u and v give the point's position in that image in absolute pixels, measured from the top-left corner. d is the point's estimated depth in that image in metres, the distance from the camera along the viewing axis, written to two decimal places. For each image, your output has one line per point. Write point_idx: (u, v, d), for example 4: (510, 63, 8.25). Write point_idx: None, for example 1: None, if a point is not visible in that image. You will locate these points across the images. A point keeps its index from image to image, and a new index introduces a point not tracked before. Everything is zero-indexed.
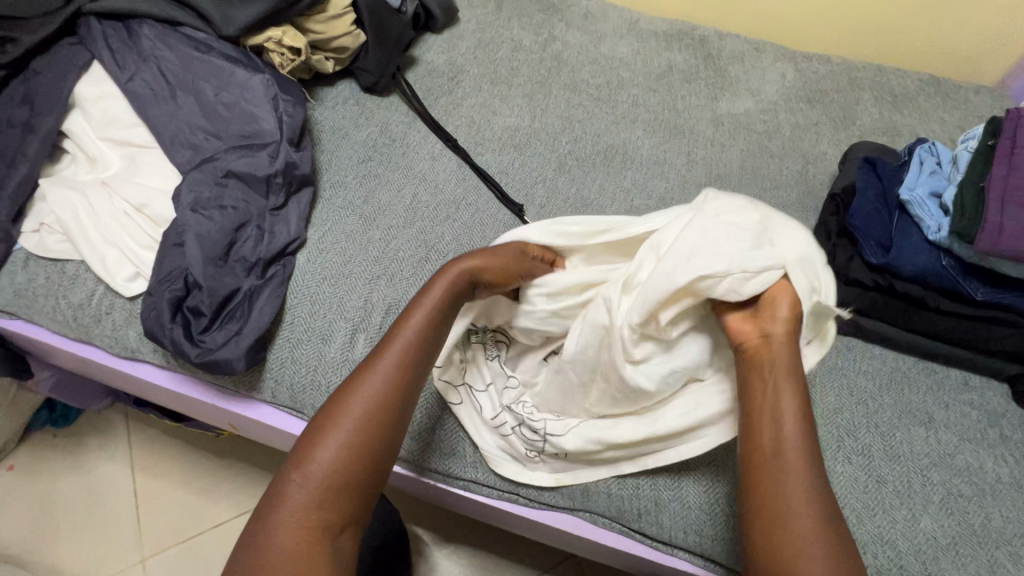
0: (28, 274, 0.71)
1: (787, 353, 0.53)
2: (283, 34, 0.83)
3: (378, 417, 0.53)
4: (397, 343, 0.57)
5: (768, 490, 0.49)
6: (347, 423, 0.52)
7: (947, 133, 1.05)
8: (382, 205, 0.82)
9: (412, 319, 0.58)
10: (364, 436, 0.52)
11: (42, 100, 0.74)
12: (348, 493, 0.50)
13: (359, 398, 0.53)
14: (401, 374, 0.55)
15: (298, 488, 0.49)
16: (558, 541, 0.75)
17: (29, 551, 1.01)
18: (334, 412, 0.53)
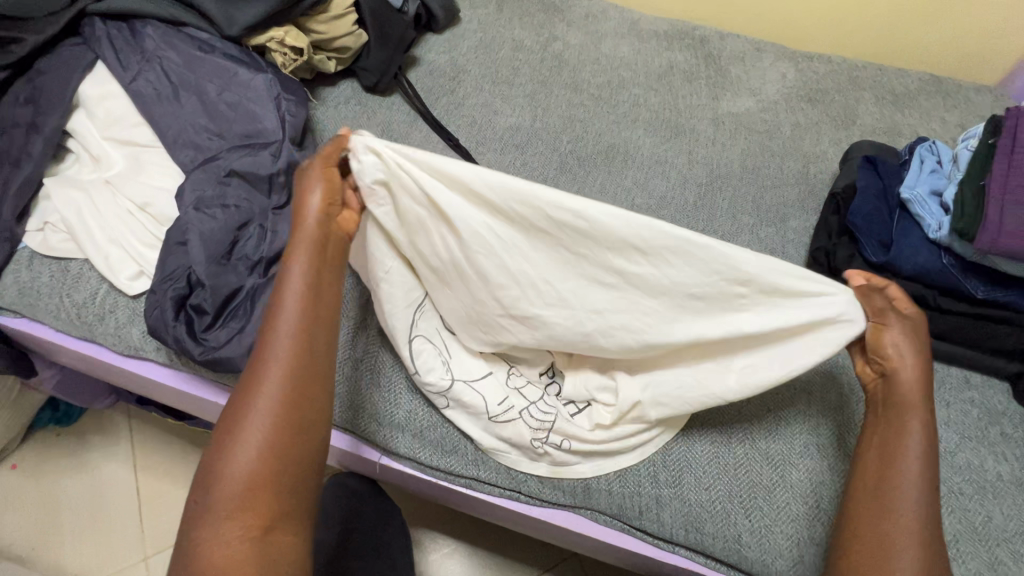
0: (32, 272, 0.72)
1: (911, 376, 0.55)
2: (285, 35, 0.83)
3: (284, 400, 0.50)
4: (285, 318, 0.53)
5: (880, 509, 0.52)
6: (253, 416, 0.50)
7: (947, 133, 1.05)
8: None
9: (292, 286, 0.54)
10: (274, 423, 0.50)
11: (46, 100, 0.75)
12: (271, 483, 0.49)
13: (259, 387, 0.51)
14: (297, 348, 0.52)
15: (218, 495, 0.48)
16: (558, 539, 0.75)
17: (32, 549, 1.02)
18: (237, 408, 0.51)
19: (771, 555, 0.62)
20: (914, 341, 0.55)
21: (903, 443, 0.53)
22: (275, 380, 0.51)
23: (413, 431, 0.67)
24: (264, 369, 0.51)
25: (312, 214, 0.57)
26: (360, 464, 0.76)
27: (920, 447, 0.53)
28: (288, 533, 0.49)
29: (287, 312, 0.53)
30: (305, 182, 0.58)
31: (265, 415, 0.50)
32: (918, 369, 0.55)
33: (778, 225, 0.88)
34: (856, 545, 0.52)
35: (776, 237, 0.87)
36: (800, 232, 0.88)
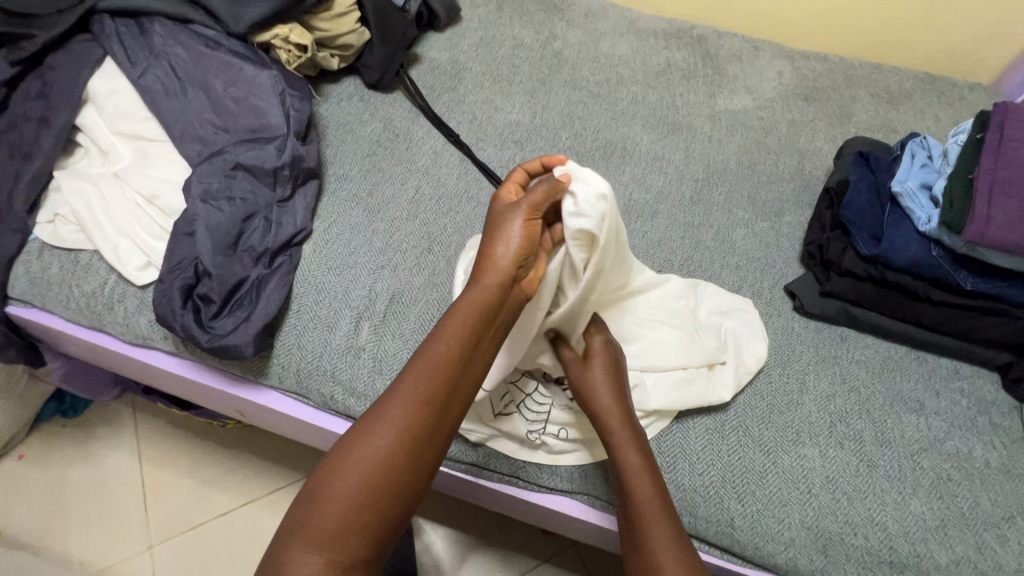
0: (43, 263, 0.73)
1: (624, 417, 0.60)
2: (290, 31, 0.85)
3: (407, 437, 0.48)
4: (436, 352, 0.51)
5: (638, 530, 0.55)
6: (375, 439, 0.48)
7: (941, 130, 1.06)
8: (386, 197, 0.84)
9: (456, 322, 0.52)
10: (387, 457, 0.48)
11: (56, 95, 0.76)
12: (368, 517, 0.46)
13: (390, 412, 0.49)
14: (438, 390, 0.50)
15: (320, 515, 0.46)
16: (556, 525, 0.77)
17: (38, 538, 1.03)
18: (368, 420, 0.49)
19: (763, 538, 0.63)
20: (619, 388, 0.62)
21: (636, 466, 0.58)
22: (409, 413, 0.49)
23: None
24: (404, 396, 0.49)
25: (501, 259, 0.53)
26: None
27: (645, 476, 0.58)
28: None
29: (444, 349, 0.51)
30: (504, 224, 0.55)
31: (384, 447, 0.48)
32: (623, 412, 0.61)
33: (773, 220, 0.90)
34: (638, 560, 0.54)
35: (771, 231, 0.88)
36: (795, 226, 0.89)
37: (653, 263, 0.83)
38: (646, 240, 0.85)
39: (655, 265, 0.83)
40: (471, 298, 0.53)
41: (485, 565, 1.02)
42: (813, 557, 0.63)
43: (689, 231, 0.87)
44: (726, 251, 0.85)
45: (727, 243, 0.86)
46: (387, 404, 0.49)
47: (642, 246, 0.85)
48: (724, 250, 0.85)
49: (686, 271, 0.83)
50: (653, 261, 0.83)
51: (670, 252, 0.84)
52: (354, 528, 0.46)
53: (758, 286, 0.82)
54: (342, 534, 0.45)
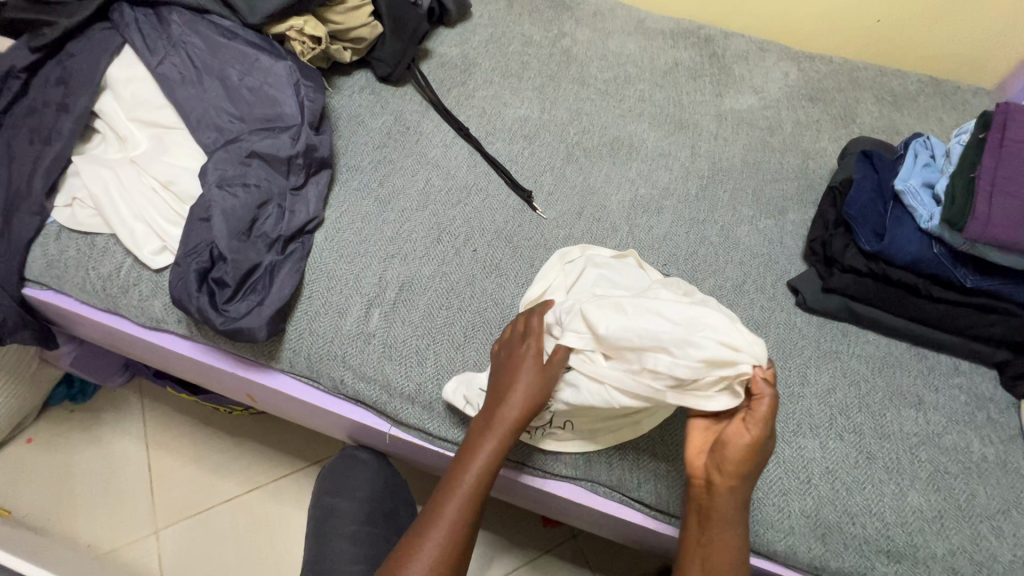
0: (61, 246, 0.75)
1: (728, 499, 0.58)
2: (305, 24, 0.86)
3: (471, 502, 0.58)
4: (492, 434, 0.61)
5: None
6: (430, 541, 0.56)
7: (944, 133, 1.08)
8: (397, 188, 0.85)
9: (494, 434, 0.61)
10: (451, 540, 0.57)
11: (76, 81, 0.78)
12: None
13: (441, 516, 0.57)
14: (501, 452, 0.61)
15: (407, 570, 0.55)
16: (558, 511, 0.78)
17: (46, 520, 1.05)
18: (424, 523, 0.57)
19: (764, 526, 0.65)
20: (743, 478, 0.57)
21: (719, 539, 0.57)
22: (453, 518, 0.58)
23: (423, 403, 0.70)
24: (450, 501, 0.58)
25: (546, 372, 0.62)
26: (370, 437, 0.79)
27: (733, 535, 0.57)
28: None
29: (481, 457, 0.60)
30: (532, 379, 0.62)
31: (450, 527, 0.57)
32: (740, 496, 0.57)
33: (777, 217, 0.91)
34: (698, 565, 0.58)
35: (775, 227, 0.90)
36: (799, 224, 0.91)
37: (657, 258, 0.84)
38: (652, 235, 0.87)
39: (660, 259, 0.84)
40: (508, 410, 0.61)
41: (486, 554, 1.04)
42: (811, 544, 0.64)
43: (693, 227, 0.88)
44: (730, 246, 0.87)
45: (731, 239, 0.87)
46: (437, 508, 0.58)
47: (647, 241, 0.86)
48: (728, 245, 0.87)
49: (691, 266, 0.84)
50: (657, 255, 0.85)
51: (676, 247, 0.86)
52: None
53: (762, 282, 0.83)
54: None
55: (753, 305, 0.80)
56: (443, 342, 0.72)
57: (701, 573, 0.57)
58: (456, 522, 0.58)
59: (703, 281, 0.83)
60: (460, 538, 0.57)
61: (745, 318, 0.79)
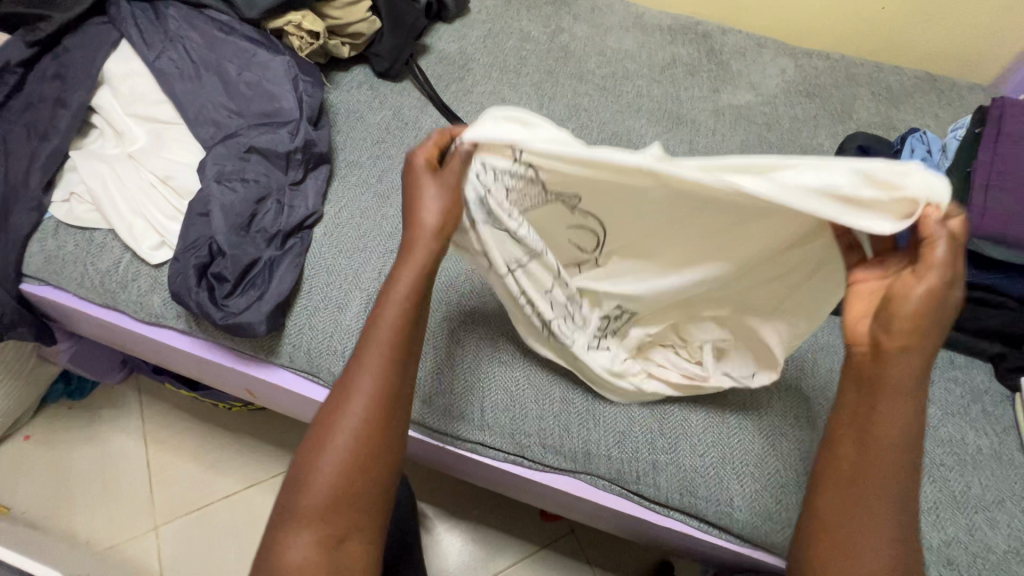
0: (58, 241, 0.75)
1: (905, 363, 0.45)
2: (303, 18, 0.86)
3: (370, 420, 0.50)
4: (386, 315, 0.51)
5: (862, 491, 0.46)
6: (322, 461, 0.49)
7: (940, 128, 1.08)
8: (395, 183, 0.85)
9: (369, 367, 0.50)
10: (348, 460, 0.49)
11: (73, 76, 0.77)
12: (354, 496, 0.49)
13: (330, 445, 0.49)
14: (398, 364, 0.51)
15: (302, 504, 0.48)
16: (558, 505, 0.78)
17: (45, 516, 1.05)
18: (314, 463, 0.49)
19: (762, 518, 0.65)
20: (919, 335, 0.44)
21: (892, 415, 0.46)
22: (350, 433, 0.49)
23: (423, 398, 0.70)
24: (337, 423, 0.49)
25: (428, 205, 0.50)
26: None
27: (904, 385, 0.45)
28: (362, 544, 0.49)
29: (366, 378, 0.50)
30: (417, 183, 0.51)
31: (348, 449, 0.49)
32: (919, 358, 0.45)
33: None
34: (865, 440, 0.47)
35: None
36: None
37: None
38: None
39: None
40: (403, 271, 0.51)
41: (485, 548, 1.05)
42: None
43: None
44: None
45: None
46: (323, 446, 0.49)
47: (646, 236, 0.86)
48: None
49: None
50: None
51: None
52: (345, 509, 0.48)
53: None
54: (343, 506, 0.48)
55: None
56: (442, 337, 0.72)
57: (859, 452, 0.47)
58: (358, 445, 0.49)
59: None
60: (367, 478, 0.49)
61: None
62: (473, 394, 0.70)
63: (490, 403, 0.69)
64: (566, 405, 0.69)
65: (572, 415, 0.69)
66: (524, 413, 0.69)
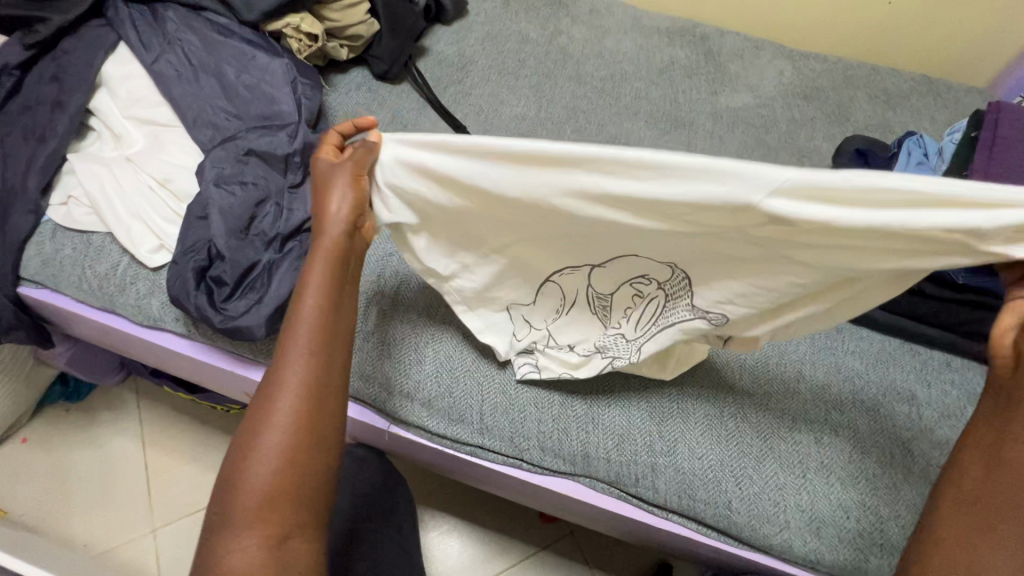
0: (56, 245, 0.74)
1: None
2: (302, 21, 0.86)
3: (303, 411, 0.50)
4: (309, 308, 0.53)
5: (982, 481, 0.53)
6: (259, 455, 0.49)
7: (936, 131, 1.09)
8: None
9: (297, 356, 0.51)
10: (285, 452, 0.49)
11: (70, 78, 0.77)
12: (294, 490, 0.49)
13: (268, 433, 0.49)
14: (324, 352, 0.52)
15: (238, 498, 0.48)
16: (556, 507, 0.79)
17: (42, 519, 1.04)
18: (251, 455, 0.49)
19: (760, 521, 0.65)
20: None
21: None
22: (289, 423, 0.50)
23: (423, 400, 0.70)
24: (273, 416, 0.50)
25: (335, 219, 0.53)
26: (369, 435, 0.79)
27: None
28: (304, 542, 0.49)
29: (296, 371, 0.51)
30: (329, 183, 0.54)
31: (282, 444, 0.49)
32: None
33: None
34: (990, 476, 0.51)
35: None
36: None
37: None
38: None
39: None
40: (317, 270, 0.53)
41: (484, 549, 1.05)
42: (807, 537, 0.65)
43: None
44: None
45: None
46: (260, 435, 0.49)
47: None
48: None
49: None
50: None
51: None
52: (286, 505, 0.49)
53: None
54: (281, 499, 0.48)
55: None
56: (442, 339, 0.72)
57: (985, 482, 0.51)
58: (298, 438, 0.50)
59: None
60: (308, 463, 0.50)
61: None
62: (472, 397, 0.70)
63: (491, 405, 0.69)
64: (564, 409, 0.69)
65: (571, 419, 0.69)
66: (523, 417, 0.69)
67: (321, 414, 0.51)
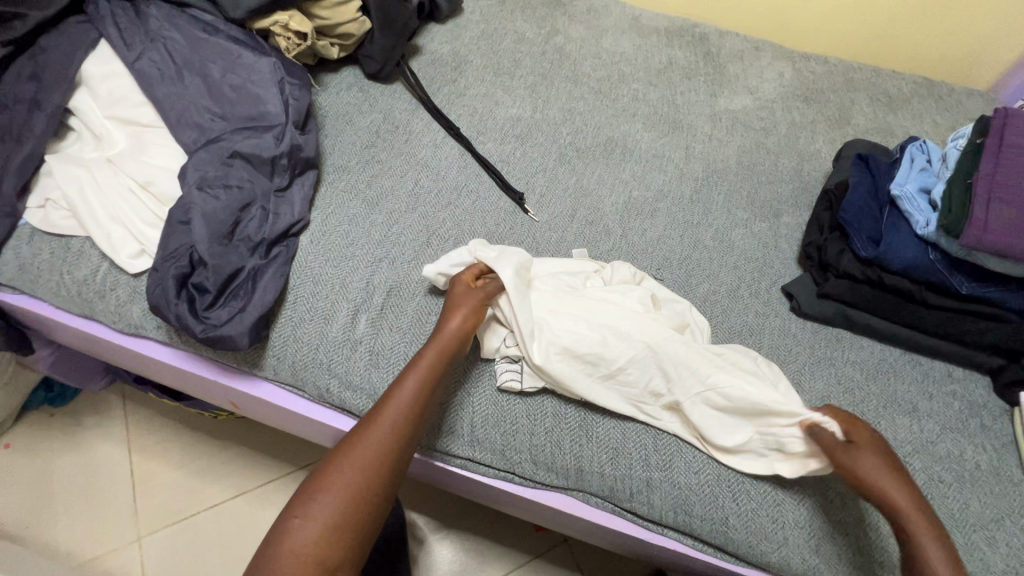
0: (33, 248, 0.72)
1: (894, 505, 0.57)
2: (290, 18, 0.83)
3: (373, 467, 0.56)
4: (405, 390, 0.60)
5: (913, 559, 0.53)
6: (330, 494, 0.54)
7: (938, 135, 1.07)
8: (385, 188, 0.83)
9: (383, 418, 0.58)
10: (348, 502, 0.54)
11: (49, 77, 0.75)
12: (336, 552, 0.52)
13: (328, 493, 0.54)
14: (404, 424, 0.59)
15: (296, 535, 0.51)
16: (549, 520, 0.77)
17: (24, 528, 1.02)
18: (307, 509, 0.53)
19: (757, 538, 0.64)
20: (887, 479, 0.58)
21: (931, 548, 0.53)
22: (348, 489, 0.54)
23: None
24: (336, 479, 0.54)
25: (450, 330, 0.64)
26: None
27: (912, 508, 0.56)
28: None
29: (373, 441, 0.57)
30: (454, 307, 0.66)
31: (350, 491, 0.54)
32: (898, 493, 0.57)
33: (771, 221, 0.90)
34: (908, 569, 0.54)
35: (769, 231, 0.89)
36: (793, 228, 0.90)
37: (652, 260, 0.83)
38: (645, 239, 0.85)
39: (653, 262, 0.83)
40: (417, 364, 0.62)
41: (477, 560, 1.03)
42: (805, 555, 0.63)
43: (688, 230, 0.87)
44: (725, 250, 0.85)
45: (725, 243, 0.86)
46: (321, 492, 0.54)
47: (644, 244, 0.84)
48: (722, 249, 0.85)
49: (685, 270, 0.83)
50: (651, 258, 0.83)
51: (669, 251, 0.84)
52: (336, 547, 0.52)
53: (756, 287, 0.82)
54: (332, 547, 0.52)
55: (747, 310, 0.79)
56: None
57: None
58: (353, 500, 0.54)
59: (697, 286, 0.81)
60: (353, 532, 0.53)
61: (738, 325, 0.78)
62: (463, 409, 0.68)
63: (483, 417, 0.67)
64: (557, 422, 0.67)
65: (564, 432, 0.67)
66: (515, 430, 0.67)
67: (379, 484, 0.56)
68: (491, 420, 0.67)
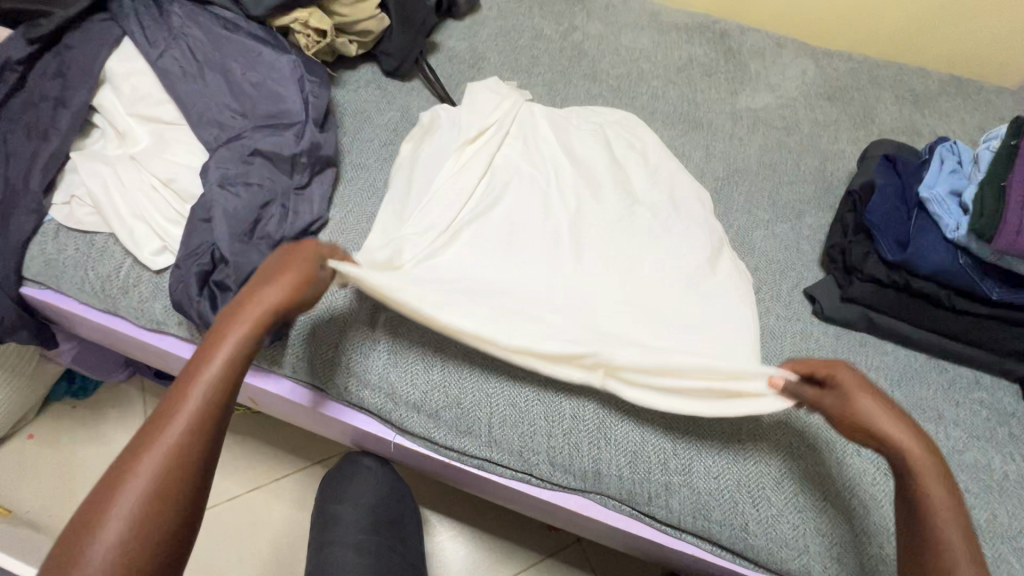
0: (59, 245, 0.73)
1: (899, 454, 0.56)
2: (310, 17, 0.84)
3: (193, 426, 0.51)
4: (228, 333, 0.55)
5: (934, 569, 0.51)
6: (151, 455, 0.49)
7: (966, 134, 1.05)
8: (396, 174, 0.81)
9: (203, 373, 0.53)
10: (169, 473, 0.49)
11: (74, 75, 0.75)
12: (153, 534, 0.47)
13: (126, 491, 0.47)
14: (233, 369, 0.54)
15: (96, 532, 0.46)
16: (565, 522, 0.77)
17: (48, 517, 1.04)
18: (113, 513, 0.47)
19: (777, 544, 0.63)
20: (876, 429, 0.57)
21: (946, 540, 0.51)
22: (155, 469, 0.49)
23: (428, 411, 0.68)
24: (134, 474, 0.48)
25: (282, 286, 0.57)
26: (373, 444, 0.77)
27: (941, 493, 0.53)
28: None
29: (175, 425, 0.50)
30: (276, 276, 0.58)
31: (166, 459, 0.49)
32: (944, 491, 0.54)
33: (793, 222, 0.88)
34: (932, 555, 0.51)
35: (791, 232, 0.87)
36: (815, 229, 0.88)
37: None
38: None
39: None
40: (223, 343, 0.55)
41: (490, 557, 1.03)
42: (828, 564, 0.62)
43: None
44: (745, 252, 0.84)
45: (746, 244, 0.85)
46: (118, 491, 0.47)
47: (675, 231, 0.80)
48: (742, 251, 0.84)
49: None
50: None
51: None
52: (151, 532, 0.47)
53: (778, 289, 0.80)
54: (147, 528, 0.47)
55: (768, 313, 0.78)
56: (452, 348, 0.69)
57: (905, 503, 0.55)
58: (195, 417, 0.51)
59: None
60: (168, 519, 0.48)
61: (759, 327, 0.76)
62: (480, 409, 0.67)
63: (501, 418, 0.67)
64: (575, 424, 0.67)
65: (581, 434, 0.66)
66: (532, 431, 0.66)
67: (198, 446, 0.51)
68: (509, 422, 0.67)
